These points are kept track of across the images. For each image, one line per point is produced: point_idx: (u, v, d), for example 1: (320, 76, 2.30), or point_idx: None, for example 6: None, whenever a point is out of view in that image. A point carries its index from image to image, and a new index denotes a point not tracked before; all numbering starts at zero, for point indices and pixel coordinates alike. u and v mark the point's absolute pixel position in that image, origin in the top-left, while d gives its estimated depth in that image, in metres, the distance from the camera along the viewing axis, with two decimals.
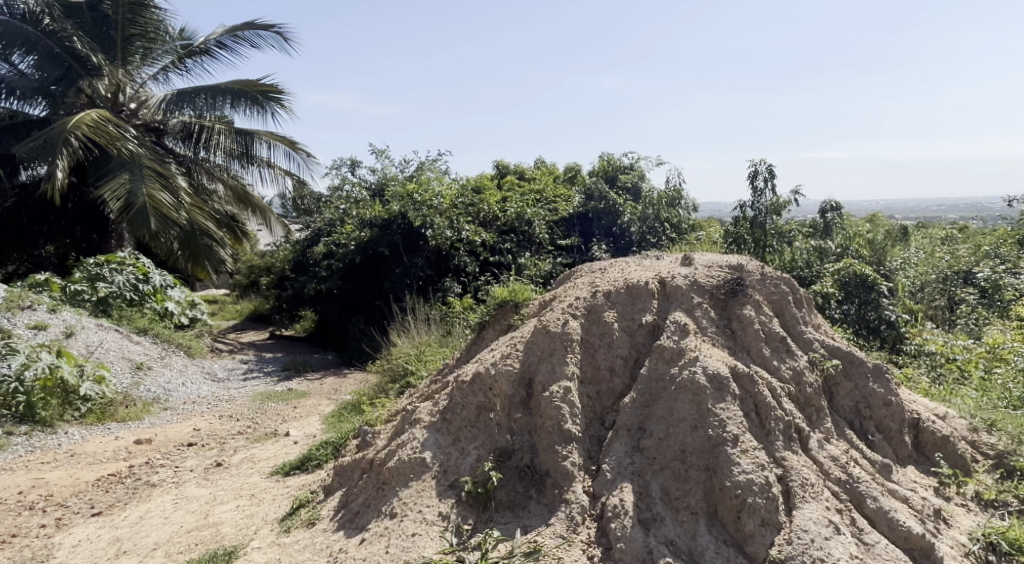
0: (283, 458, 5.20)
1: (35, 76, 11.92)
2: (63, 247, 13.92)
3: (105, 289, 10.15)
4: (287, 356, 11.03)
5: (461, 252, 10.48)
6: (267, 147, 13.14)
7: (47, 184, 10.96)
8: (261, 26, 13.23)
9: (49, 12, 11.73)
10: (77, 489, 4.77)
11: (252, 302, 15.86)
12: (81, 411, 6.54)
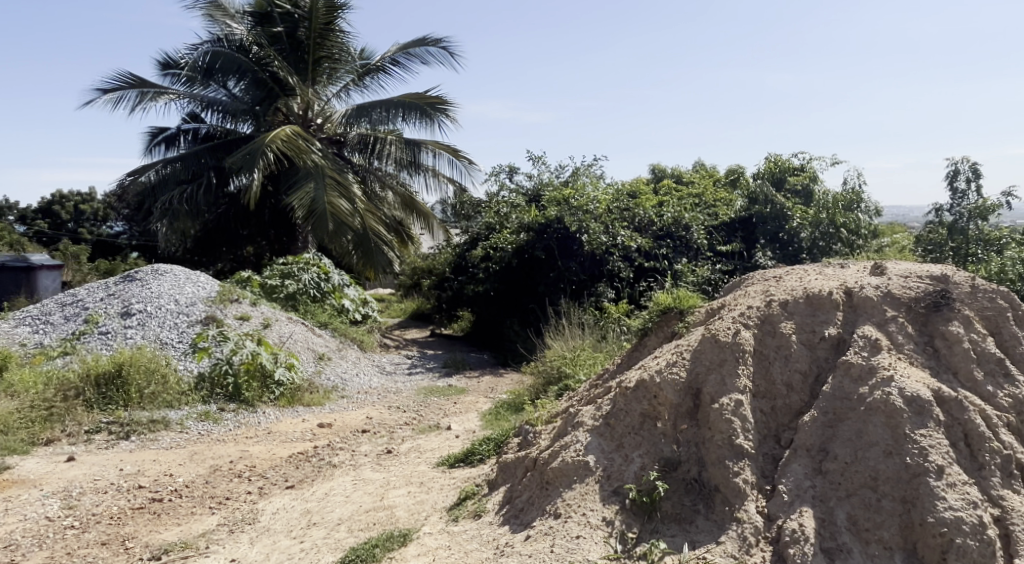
0: (446, 450, 5.47)
1: (245, 98, 13.54)
2: (259, 249, 15.73)
3: (294, 286, 11.32)
4: (448, 354, 11.55)
5: (615, 257, 10.49)
6: (432, 156, 14.05)
7: (248, 192, 12.48)
8: (431, 42, 14.05)
9: (257, 41, 13.35)
10: (274, 463, 5.36)
11: (414, 301, 16.56)
12: (276, 393, 7.33)
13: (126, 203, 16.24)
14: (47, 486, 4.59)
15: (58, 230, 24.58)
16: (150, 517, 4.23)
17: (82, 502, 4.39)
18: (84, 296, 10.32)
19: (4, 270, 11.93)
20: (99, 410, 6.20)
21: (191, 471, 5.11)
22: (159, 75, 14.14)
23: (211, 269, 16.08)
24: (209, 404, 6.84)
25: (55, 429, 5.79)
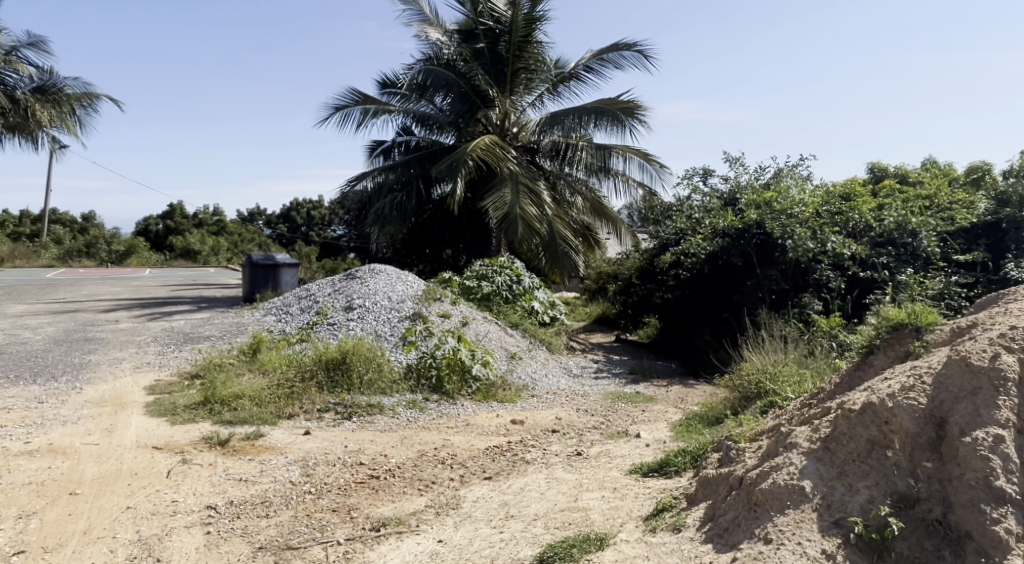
0: (638, 458, 5.39)
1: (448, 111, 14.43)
2: (456, 252, 16.67)
3: (488, 287, 11.92)
4: (635, 360, 11.36)
5: (824, 266, 9.64)
6: (622, 159, 13.93)
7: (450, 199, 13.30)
8: (625, 46, 13.96)
9: (463, 57, 14.24)
10: (473, 453, 5.66)
11: (601, 306, 15.99)
12: (473, 387, 7.72)
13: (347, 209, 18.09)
14: (289, 454, 5.27)
15: (294, 233, 32.67)
16: (370, 491, 4.66)
17: (316, 471, 4.97)
18: (315, 291, 11.75)
19: (257, 267, 13.93)
20: (328, 391, 6.99)
21: (402, 453, 5.57)
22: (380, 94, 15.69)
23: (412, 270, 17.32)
24: (415, 393, 7.41)
25: (295, 405, 6.58)
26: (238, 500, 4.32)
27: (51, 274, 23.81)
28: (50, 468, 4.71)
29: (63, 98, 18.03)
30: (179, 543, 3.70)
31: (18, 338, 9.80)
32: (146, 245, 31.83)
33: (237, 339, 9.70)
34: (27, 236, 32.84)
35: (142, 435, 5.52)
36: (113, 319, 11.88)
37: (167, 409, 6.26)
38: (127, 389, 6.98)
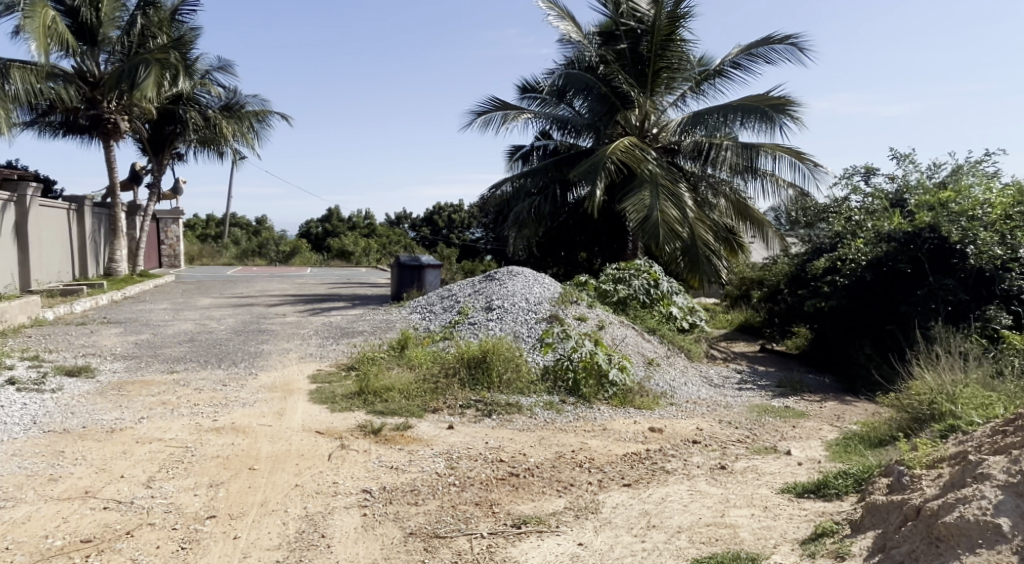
0: (790, 477, 5.04)
1: (586, 115, 14.28)
2: (591, 256, 16.86)
3: (625, 291, 11.72)
4: (783, 373, 10.65)
5: (1015, 274, 8.70)
6: (771, 159, 13.17)
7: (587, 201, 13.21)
8: (777, 40, 13.18)
9: (603, 58, 14.05)
10: (611, 458, 5.57)
11: (743, 313, 15.29)
12: (610, 392, 7.54)
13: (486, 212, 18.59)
14: (435, 447, 5.48)
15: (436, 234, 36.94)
16: (510, 489, 4.71)
17: (460, 464, 5.12)
18: (457, 291, 12.20)
19: (404, 268, 14.66)
20: (469, 388, 7.19)
21: (540, 454, 5.59)
22: (520, 100, 15.93)
23: (547, 271, 17.58)
24: (552, 394, 7.41)
25: (440, 400, 6.80)
26: (390, 487, 4.56)
27: (231, 270, 26.64)
28: (233, 444, 5.24)
29: (244, 114, 20.07)
30: (341, 522, 3.97)
31: (206, 327, 11.03)
32: (308, 246, 34.73)
33: (387, 335, 10.28)
34: (212, 237, 37.01)
35: (307, 420, 5.99)
36: (282, 312, 13.04)
37: (328, 397, 6.75)
38: (294, 377, 7.62)
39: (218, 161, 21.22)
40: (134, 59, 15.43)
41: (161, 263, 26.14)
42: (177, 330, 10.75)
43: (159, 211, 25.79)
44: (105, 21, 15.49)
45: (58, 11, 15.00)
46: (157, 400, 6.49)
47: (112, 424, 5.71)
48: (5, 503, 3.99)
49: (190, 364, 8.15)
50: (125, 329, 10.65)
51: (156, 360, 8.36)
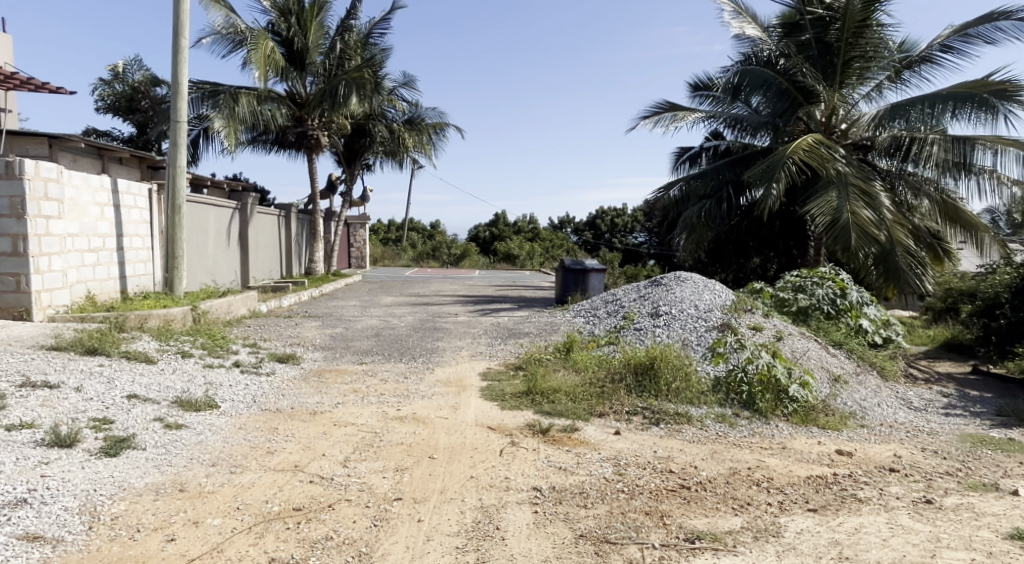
0: (1016, 521, 4.38)
1: (764, 112, 13.42)
2: (765, 262, 16.12)
3: (806, 301, 10.88)
4: (1003, 399, 9.23)
5: None
6: (990, 155, 11.56)
7: (764, 203, 12.44)
8: (1001, 15, 11.57)
9: (785, 52, 13.12)
10: (792, 480, 5.15)
11: (949, 330, 13.29)
12: (789, 409, 6.95)
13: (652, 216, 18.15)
14: (602, 451, 5.42)
15: (597, 239, 37.51)
16: (681, 501, 4.53)
17: (628, 471, 5.01)
18: (622, 296, 12.11)
19: (569, 271, 14.73)
20: (635, 395, 7.04)
21: (712, 467, 5.31)
22: (693, 100, 15.45)
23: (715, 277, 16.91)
24: (724, 407, 6.99)
25: (606, 405, 6.69)
26: (559, 487, 4.60)
27: (409, 271, 28.50)
28: (414, 433, 5.61)
29: (423, 126, 21.39)
30: (514, 517, 4.09)
31: (388, 323, 11.91)
32: (476, 249, 36.20)
33: (553, 337, 10.41)
34: (392, 240, 39.88)
35: (480, 415, 6.24)
36: (455, 312, 13.71)
37: (499, 395, 6.97)
38: (467, 373, 7.99)
39: (400, 170, 22.81)
40: (336, 80, 17.11)
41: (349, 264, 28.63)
42: (364, 325, 11.72)
43: (349, 216, 28.26)
44: (312, 47, 17.29)
45: (276, 41, 17.03)
46: (350, 388, 7.12)
47: (314, 407, 6.36)
48: (234, 469, 4.60)
49: (376, 357, 8.84)
50: (322, 323, 11.81)
51: (347, 352, 9.18)
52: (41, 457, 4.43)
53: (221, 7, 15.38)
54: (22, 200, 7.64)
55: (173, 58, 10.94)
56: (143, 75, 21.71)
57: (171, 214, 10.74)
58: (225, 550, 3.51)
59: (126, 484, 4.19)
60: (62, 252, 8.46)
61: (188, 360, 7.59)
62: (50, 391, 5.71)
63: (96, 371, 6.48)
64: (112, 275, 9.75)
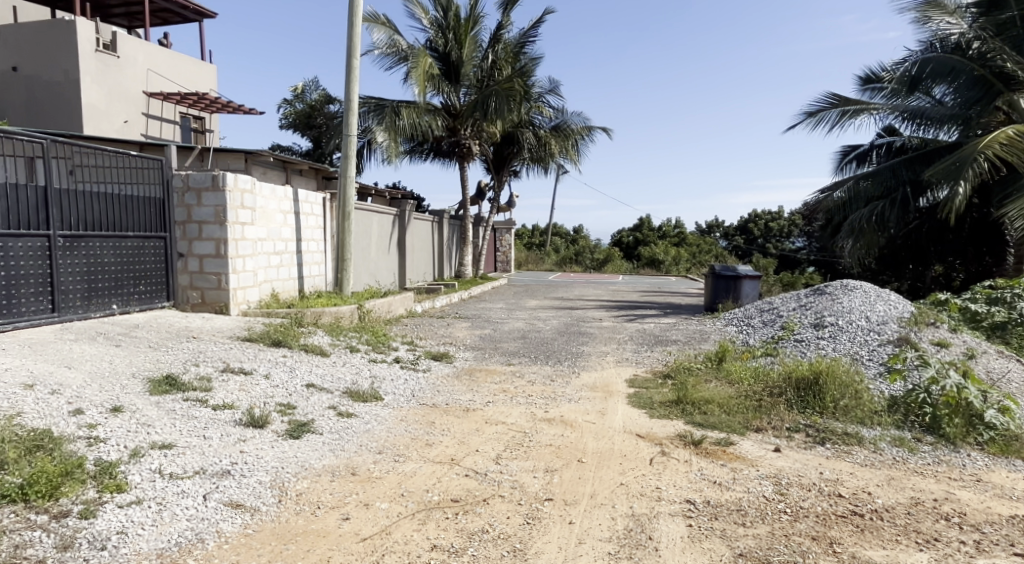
0: None
1: (952, 103, 12.14)
2: (949, 270, 14.65)
3: (1003, 315, 9.62)
4: None
5: None
6: None
7: (947, 205, 11.20)
8: None
9: (981, 34, 11.79)
10: (991, 518, 4.56)
11: None
12: (984, 437, 6.14)
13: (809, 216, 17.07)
14: (761, 468, 5.13)
15: (749, 244, 35.77)
16: (854, 529, 4.18)
17: (790, 492, 4.71)
18: (780, 304, 11.44)
19: (720, 278, 14.10)
20: (798, 411, 6.58)
21: (891, 495, 4.83)
22: (862, 93, 14.27)
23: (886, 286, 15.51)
24: (903, 431, 6.33)
25: (763, 420, 6.32)
26: (715, 502, 4.42)
27: (553, 276, 28.77)
28: (562, 436, 5.65)
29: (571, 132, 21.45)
30: (667, 528, 3.99)
31: (535, 326, 12.10)
32: (620, 255, 35.76)
33: (703, 346, 10.04)
34: (536, 245, 40.45)
35: (628, 422, 6.16)
36: (600, 317, 13.63)
37: (647, 403, 6.82)
38: (614, 379, 7.93)
39: (546, 176, 23.12)
40: (488, 90, 17.69)
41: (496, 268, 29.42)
42: (512, 327, 12.00)
43: (497, 222, 29.06)
44: (466, 60, 18.01)
45: (433, 56, 17.94)
46: (499, 388, 7.32)
47: (467, 404, 6.61)
48: (398, 457, 4.90)
49: (523, 358, 9.02)
50: (472, 324, 12.24)
51: (495, 352, 9.44)
52: (239, 434, 5.00)
53: (386, 28, 16.49)
54: (224, 208, 8.65)
55: (345, 76, 11.88)
56: (319, 94, 23.92)
57: (342, 221, 11.65)
58: (393, 533, 3.74)
59: (308, 465, 4.60)
60: (254, 254, 9.48)
61: (355, 355, 8.19)
62: (244, 377, 6.41)
63: (280, 361, 7.19)
64: (292, 275, 10.76)
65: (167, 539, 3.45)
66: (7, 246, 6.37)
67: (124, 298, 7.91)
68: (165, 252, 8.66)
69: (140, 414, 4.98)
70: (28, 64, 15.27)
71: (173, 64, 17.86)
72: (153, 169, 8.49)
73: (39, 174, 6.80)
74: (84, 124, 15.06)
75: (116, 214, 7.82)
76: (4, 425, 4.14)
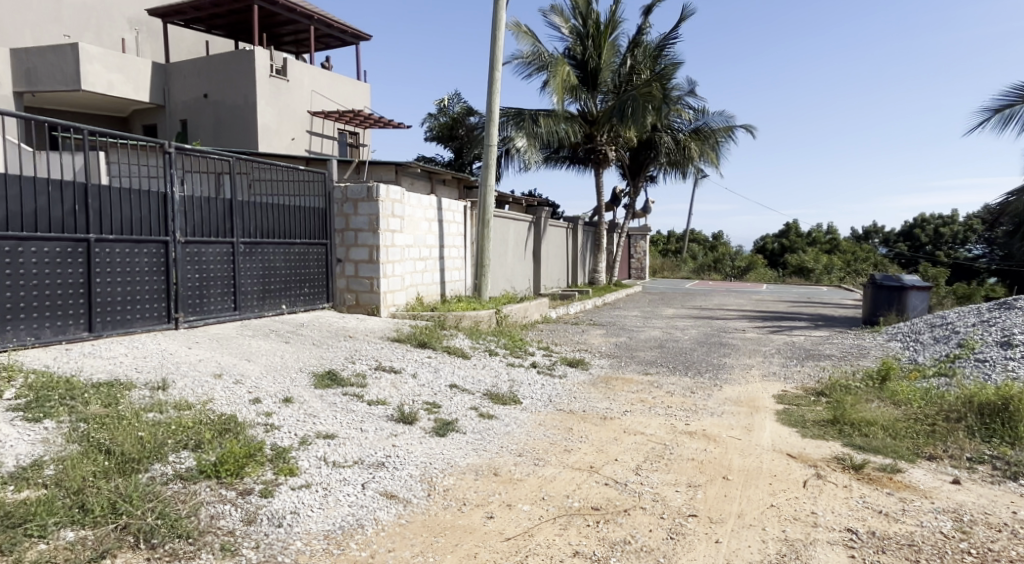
0: None
1: None
2: None
3: None
4: None
5: None
6: None
7: None
8: None
9: None
10: None
11: None
12: None
13: (994, 217, 15.35)
14: (937, 501, 4.64)
15: (915, 252, 32.67)
16: None
17: (974, 531, 4.22)
18: (955, 319, 10.33)
19: (882, 288, 12.95)
20: (981, 439, 5.87)
21: None
22: None
23: None
24: None
25: (937, 447, 5.73)
26: (881, 534, 4.07)
27: (690, 283, 27.92)
28: (705, 450, 5.47)
29: (710, 134, 20.79)
30: (824, 557, 3.74)
31: (673, 336, 11.80)
32: (764, 262, 33.97)
33: (862, 362, 9.27)
34: (672, 252, 39.40)
35: (777, 440, 5.84)
36: (743, 328, 13.01)
37: (798, 421, 6.42)
38: (760, 393, 7.53)
39: (685, 180, 22.49)
40: (626, 96, 17.50)
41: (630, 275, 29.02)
42: (648, 336, 11.77)
43: (632, 228, 28.67)
44: (605, 65, 17.92)
45: (572, 64, 18.06)
46: (637, 397, 7.22)
47: (604, 412, 6.58)
48: (538, 461, 4.98)
49: (661, 368, 8.82)
50: (607, 331, 12.16)
51: (632, 361, 9.32)
52: (391, 429, 5.32)
53: (526, 38, 16.83)
54: (377, 217, 9.25)
55: (488, 89, 12.28)
56: (462, 107, 24.92)
57: (482, 227, 12.03)
58: (535, 536, 3.82)
59: (453, 462, 4.81)
60: (402, 260, 10.04)
61: (494, 358, 8.43)
62: (393, 375, 6.82)
63: (425, 361, 7.57)
64: (436, 280, 11.27)
65: (334, 522, 3.75)
66: (200, 251, 7.21)
67: (292, 299, 8.70)
68: (326, 258, 9.41)
69: (307, 405, 5.45)
70: (216, 90, 17.19)
71: (334, 84, 19.36)
72: (317, 182, 9.27)
73: (226, 187, 7.65)
74: (259, 142, 16.71)
75: (286, 223, 8.62)
76: (198, 409, 4.70)
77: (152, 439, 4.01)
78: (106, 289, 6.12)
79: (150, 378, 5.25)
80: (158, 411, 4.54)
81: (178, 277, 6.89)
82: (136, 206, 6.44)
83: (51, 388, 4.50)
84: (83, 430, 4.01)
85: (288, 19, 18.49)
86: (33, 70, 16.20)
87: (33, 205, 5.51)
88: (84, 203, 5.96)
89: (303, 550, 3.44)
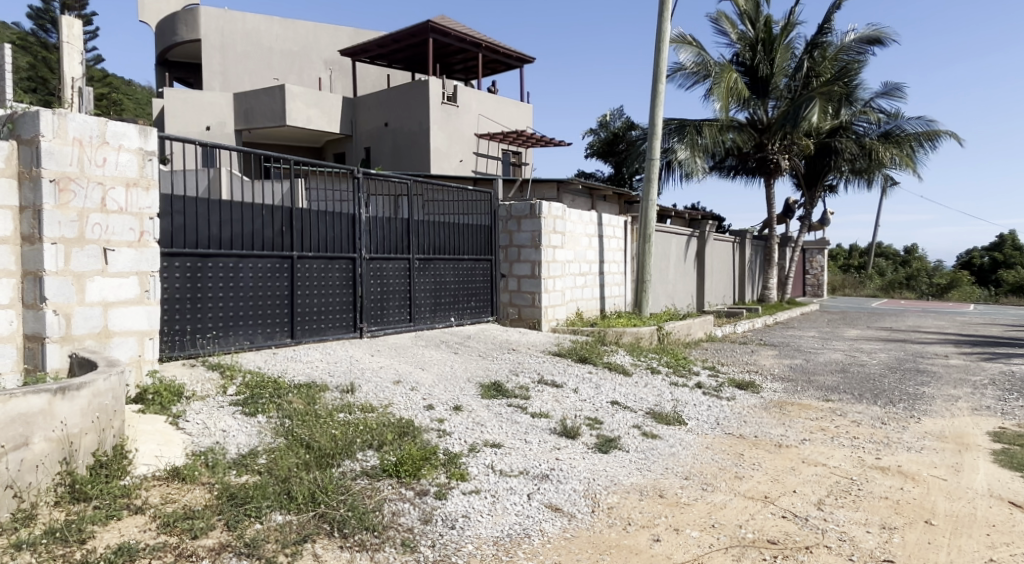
0: None
1: None
2: None
3: None
4: None
5: None
6: None
7: None
8: None
9: None
10: None
11: None
12: None
13: None
14: None
15: None
16: None
17: None
18: None
19: None
20: None
21: None
22: None
23: None
24: None
25: None
26: None
27: (875, 303, 25.44)
28: (902, 489, 4.94)
29: (903, 139, 18.91)
30: None
31: (858, 359, 10.79)
32: (970, 280, 30.05)
33: None
34: (854, 266, 36.02)
35: (995, 485, 5.11)
36: (946, 354, 11.57)
37: (1023, 465, 5.56)
38: (969, 430, 6.64)
39: (869, 190, 20.65)
40: (802, 100, 16.42)
41: (805, 292, 27.02)
42: (829, 359, 10.86)
43: (806, 242, 26.76)
44: (777, 71, 16.96)
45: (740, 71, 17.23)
46: (816, 425, 6.69)
47: (779, 439, 6.17)
48: (707, 487, 4.78)
49: (845, 395, 8.08)
50: (781, 352, 11.41)
51: (811, 386, 8.63)
52: (555, 442, 5.40)
53: (692, 46, 16.42)
54: (539, 234, 9.48)
55: (651, 102, 12.14)
56: (624, 122, 24.83)
57: (643, 241, 11.86)
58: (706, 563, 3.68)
59: (617, 480, 4.77)
60: (563, 275, 10.17)
61: (657, 376, 8.22)
62: (556, 389, 6.91)
63: (587, 376, 7.57)
64: (595, 295, 11.28)
65: (503, 529, 3.86)
66: (381, 267, 7.82)
67: (460, 312, 9.13)
68: (492, 273, 9.80)
69: (475, 414, 5.69)
70: (396, 118, 18.63)
71: (500, 107, 20.14)
72: (484, 201, 9.69)
73: (403, 208, 8.23)
74: (431, 164, 17.82)
75: (455, 241, 9.09)
76: (381, 412, 5.08)
77: (343, 437, 4.42)
78: (306, 301, 6.82)
79: (341, 381, 5.78)
80: (348, 411, 4.98)
81: (364, 291, 7.51)
82: (329, 227, 7.12)
83: (262, 387, 5.11)
84: (287, 425, 4.51)
85: (459, 48, 19.59)
86: (249, 110, 18.68)
87: (250, 227, 6.28)
88: (289, 224, 6.69)
89: (473, 553, 3.56)
